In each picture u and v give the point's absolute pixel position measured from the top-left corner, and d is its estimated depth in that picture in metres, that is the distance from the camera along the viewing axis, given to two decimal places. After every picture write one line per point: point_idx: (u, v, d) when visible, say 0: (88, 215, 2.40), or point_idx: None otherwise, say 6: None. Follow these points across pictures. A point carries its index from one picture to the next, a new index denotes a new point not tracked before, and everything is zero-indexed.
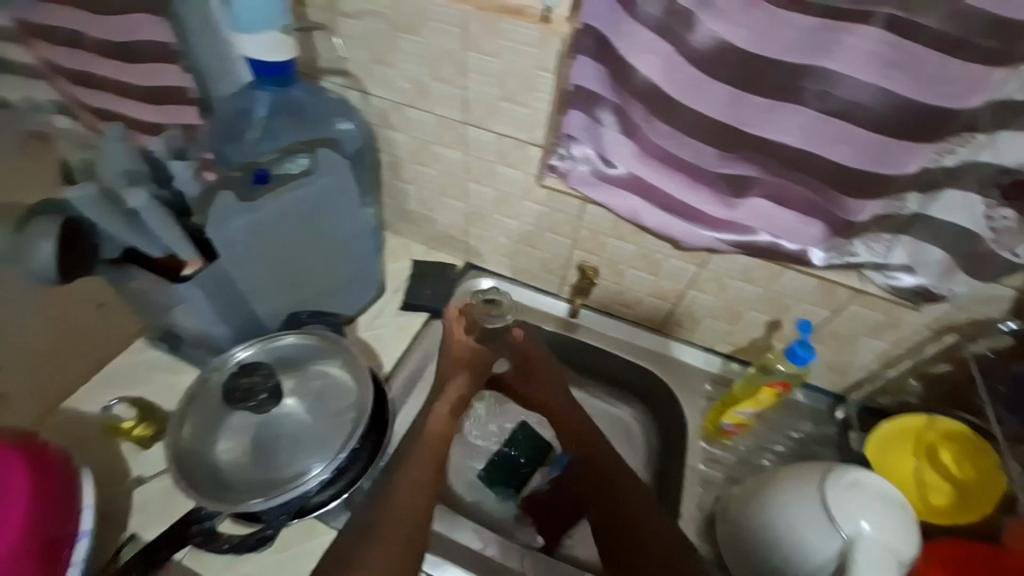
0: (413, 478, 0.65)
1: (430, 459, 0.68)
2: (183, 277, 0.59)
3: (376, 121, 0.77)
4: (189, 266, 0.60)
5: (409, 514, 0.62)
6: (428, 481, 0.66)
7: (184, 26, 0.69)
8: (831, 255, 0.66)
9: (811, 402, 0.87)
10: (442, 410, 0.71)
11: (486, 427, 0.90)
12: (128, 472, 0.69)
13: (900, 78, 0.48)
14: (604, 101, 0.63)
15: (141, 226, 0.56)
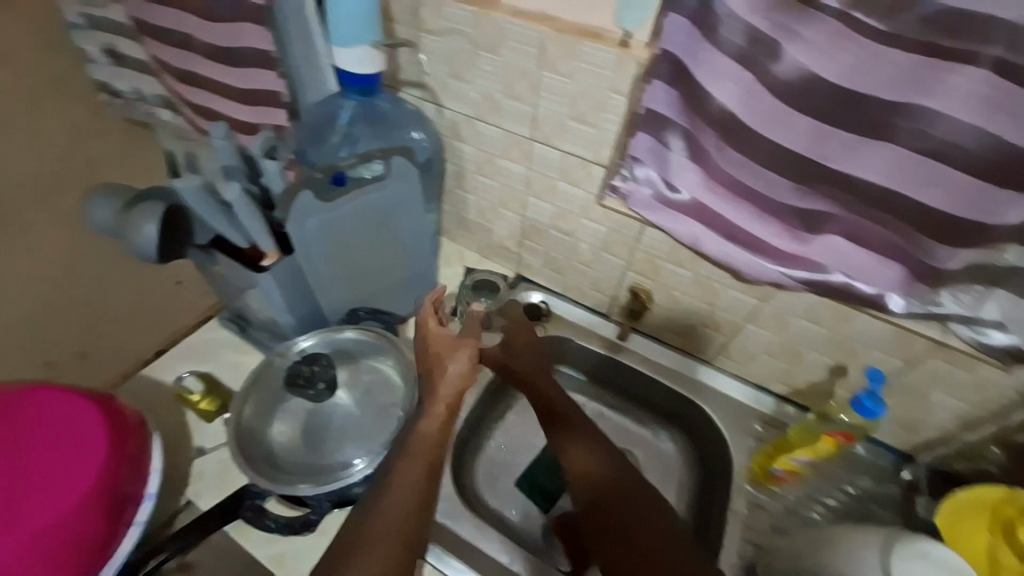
0: (404, 486, 0.57)
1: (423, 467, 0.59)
2: (262, 267, 0.64)
3: (446, 133, 0.80)
4: (268, 258, 0.65)
5: (400, 531, 0.55)
6: (420, 490, 0.58)
7: (283, 33, 0.72)
8: (912, 303, 0.61)
9: (873, 457, 0.81)
10: (437, 410, 0.64)
11: (516, 438, 0.91)
12: (191, 441, 0.74)
13: (1006, 123, 0.45)
14: (674, 125, 0.62)
15: (232, 216, 0.61)
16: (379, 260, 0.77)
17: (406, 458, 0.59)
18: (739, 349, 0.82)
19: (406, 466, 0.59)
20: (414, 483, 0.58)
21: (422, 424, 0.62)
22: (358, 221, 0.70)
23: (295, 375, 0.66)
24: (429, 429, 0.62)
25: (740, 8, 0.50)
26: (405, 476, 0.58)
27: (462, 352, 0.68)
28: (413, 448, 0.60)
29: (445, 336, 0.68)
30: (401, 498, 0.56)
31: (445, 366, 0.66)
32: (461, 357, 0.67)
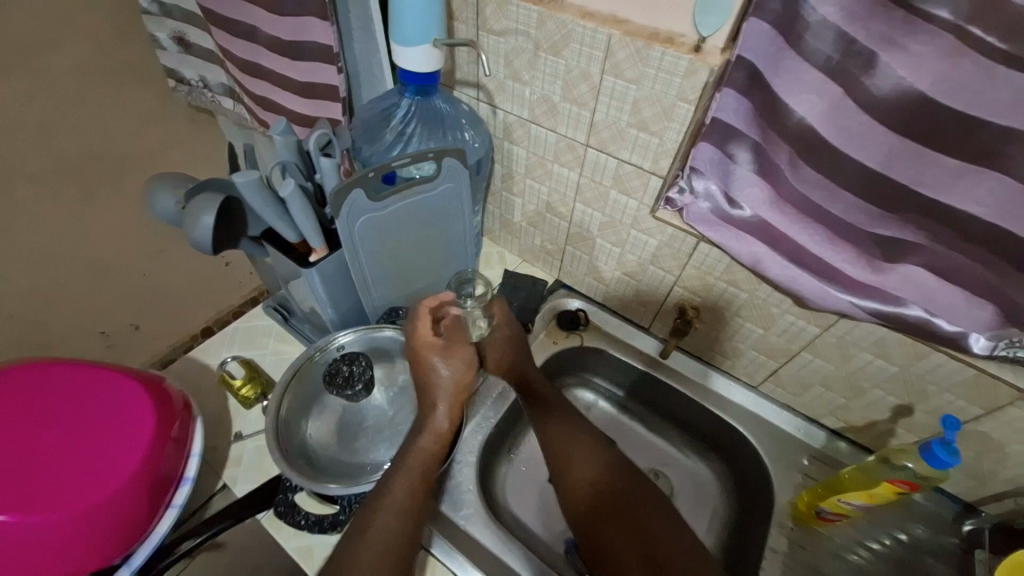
0: (399, 499, 0.59)
1: (416, 484, 0.60)
2: (310, 263, 0.64)
3: (499, 135, 0.79)
4: (315, 253, 0.65)
5: (390, 544, 0.56)
6: (412, 505, 0.59)
7: (348, 29, 0.73)
8: (998, 345, 0.55)
9: (931, 504, 0.74)
10: (438, 426, 0.65)
11: None
12: (230, 427, 0.76)
13: None
14: (743, 137, 0.59)
15: (286, 211, 0.60)
16: (420, 259, 0.77)
17: (400, 473, 0.61)
18: (791, 377, 0.77)
19: (399, 482, 0.60)
20: (404, 499, 0.59)
21: (421, 439, 0.64)
22: (403, 220, 0.70)
23: (335, 374, 0.66)
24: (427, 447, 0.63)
25: (833, 15, 0.46)
26: (395, 493, 0.59)
27: (455, 359, 0.69)
28: (408, 463, 0.62)
29: (435, 343, 0.68)
30: (393, 513, 0.58)
31: (436, 374, 0.67)
32: (454, 363, 0.68)
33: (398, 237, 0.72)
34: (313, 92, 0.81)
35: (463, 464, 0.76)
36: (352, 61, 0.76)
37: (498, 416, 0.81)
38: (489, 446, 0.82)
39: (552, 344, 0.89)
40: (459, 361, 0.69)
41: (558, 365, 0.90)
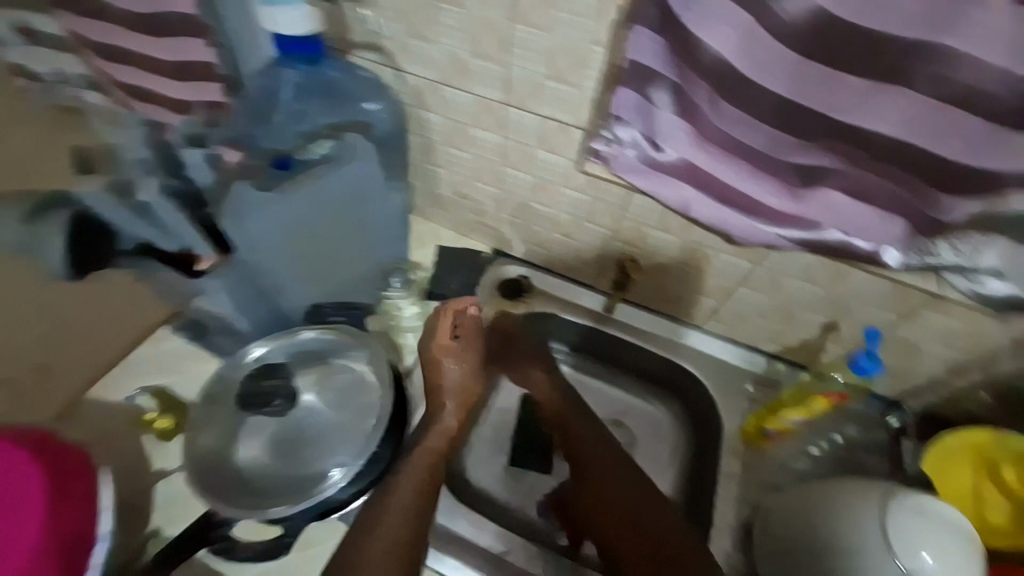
0: (398, 504, 0.59)
1: (419, 482, 0.61)
2: (198, 272, 0.63)
3: (409, 101, 0.71)
4: (203, 261, 0.63)
5: (398, 544, 0.57)
6: (414, 506, 0.60)
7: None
8: (910, 255, 0.58)
9: (862, 407, 0.78)
10: (448, 424, 0.68)
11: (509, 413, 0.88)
12: (152, 464, 0.69)
13: None
14: (660, 78, 0.56)
15: (155, 221, 0.61)
16: (341, 251, 0.71)
17: (404, 471, 0.62)
18: (730, 313, 0.79)
19: (404, 481, 0.61)
20: (409, 502, 0.60)
21: (430, 437, 0.67)
22: (309, 210, 0.65)
23: (249, 394, 0.62)
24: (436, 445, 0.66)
25: None
26: (400, 496, 0.60)
27: (467, 361, 0.72)
28: (413, 461, 0.63)
29: (449, 344, 0.72)
30: (396, 513, 0.59)
31: (445, 378, 0.71)
32: (465, 365, 0.72)
33: (312, 231, 0.66)
34: (183, 73, 0.68)
35: None
36: (230, 33, 0.66)
37: None
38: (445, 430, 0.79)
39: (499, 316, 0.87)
40: (473, 358, 0.73)
41: None
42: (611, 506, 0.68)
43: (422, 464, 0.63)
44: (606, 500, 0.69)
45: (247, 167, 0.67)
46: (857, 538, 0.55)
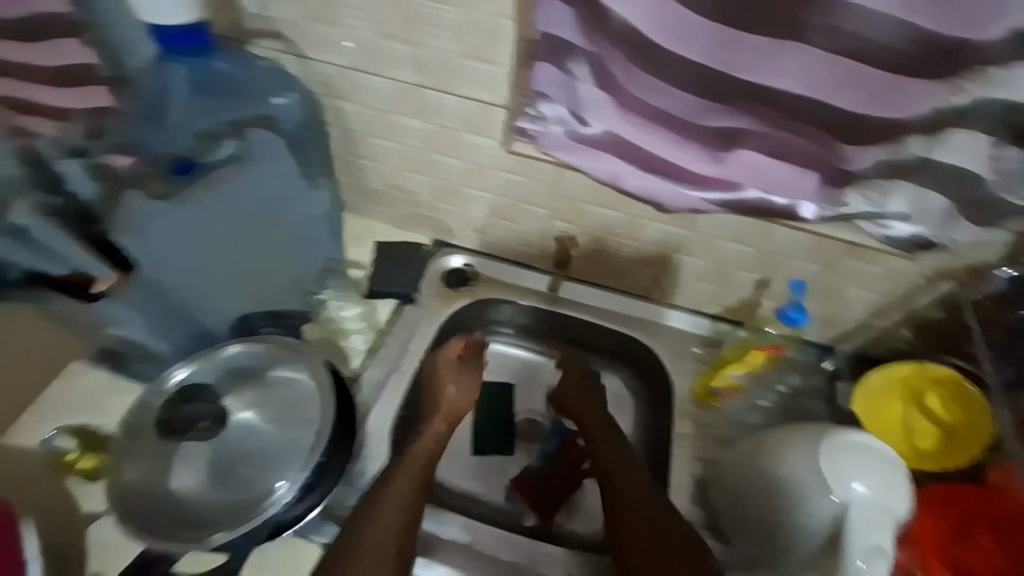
0: (392, 505, 0.60)
1: (411, 484, 0.62)
2: (93, 294, 0.59)
3: (320, 90, 0.67)
4: (99, 283, 0.59)
5: (391, 548, 0.58)
6: (407, 510, 0.60)
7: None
8: (824, 208, 0.60)
9: (801, 355, 0.80)
10: (438, 427, 0.69)
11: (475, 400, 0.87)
12: (82, 509, 0.63)
13: (929, 14, 0.43)
14: (576, 51, 0.56)
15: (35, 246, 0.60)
16: (261, 258, 0.66)
17: (396, 475, 0.63)
18: (671, 280, 0.80)
19: (396, 484, 0.62)
20: (403, 502, 0.61)
21: (422, 441, 0.67)
22: (220, 217, 0.60)
23: (173, 419, 0.58)
24: (427, 447, 0.66)
25: None
26: (394, 497, 0.61)
27: (467, 383, 0.73)
28: (406, 464, 0.64)
29: (452, 365, 0.73)
30: (388, 518, 0.59)
31: (442, 396, 0.71)
32: (463, 386, 0.73)
33: (223, 239, 0.62)
34: (62, 79, 0.62)
35: (374, 459, 0.69)
36: (106, 30, 0.61)
37: (395, 400, 0.73)
38: None
39: (445, 308, 0.83)
40: (470, 377, 0.73)
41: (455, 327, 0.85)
42: (616, 491, 0.66)
43: (414, 466, 0.64)
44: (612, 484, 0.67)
45: (142, 172, 0.61)
46: (795, 478, 0.57)
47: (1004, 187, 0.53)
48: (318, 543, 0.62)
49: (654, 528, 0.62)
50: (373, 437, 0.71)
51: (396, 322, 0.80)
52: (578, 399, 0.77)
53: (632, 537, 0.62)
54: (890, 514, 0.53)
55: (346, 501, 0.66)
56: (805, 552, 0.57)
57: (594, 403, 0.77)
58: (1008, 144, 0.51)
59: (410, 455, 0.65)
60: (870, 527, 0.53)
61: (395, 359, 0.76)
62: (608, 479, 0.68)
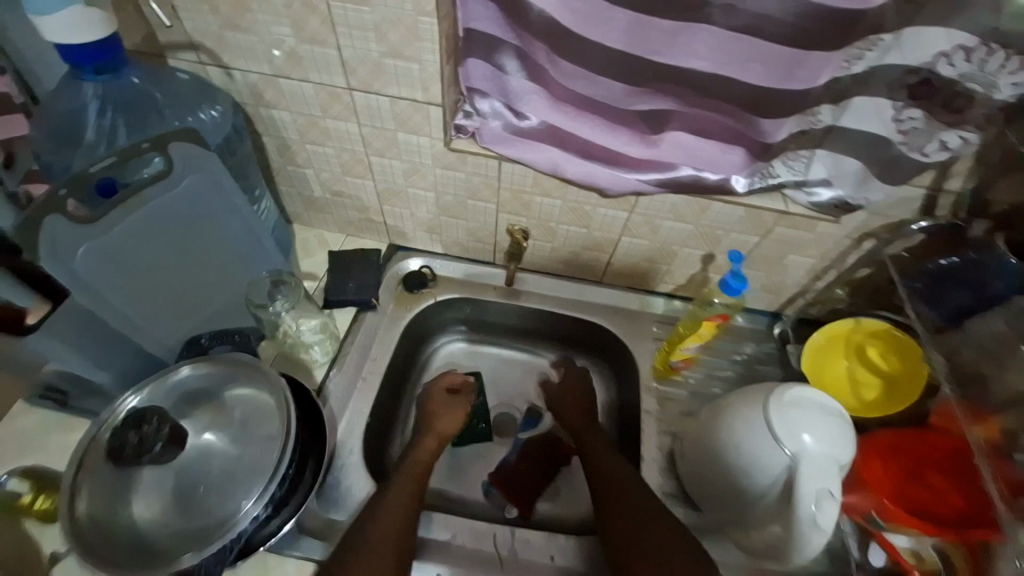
0: (393, 507, 0.61)
1: (409, 492, 0.64)
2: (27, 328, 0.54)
3: (249, 100, 0.67)
4: (31, 316, 0.55)
5: (390, 545, 0.58)
6: (409, 513, 0.62)
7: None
8: (753, 179, 0.64)
9: (750, 324, 0.85)
10: (431, 441, 0.72)
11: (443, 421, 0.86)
12: (40, 551, 0.61)
13: None
14: (504, 45, 0.58)
15: None
16: (198, 277, 0.64)
17: (394, 483, 0.65)
18: (621, 262, 0.83)
19: (394, 492, 0.63)
20: (403, 509, 0.61)
21: (419, 452, 0.70)
22: (142, 236, 0.56)
23: (116, 444, 0.47)
24: (423, 457, 0.70)
25: None
26: (393, 503, 0.62)
27: (458, 408, 0.78)
28: (405, 471, 0.67)
29: (444, 396, 0.79)
30: (391, 519, 0.60)
31: (437, 417, 0.76)
32: (452, 412, 0.77)
33: (144, 259, 0.57)
34: None
35: (348, 467, 0.69)
36: (16, 54, 0.61)
37: (367, 405, 0.75)
38: (372, 439, 0.76)
39: (403, 313, 0.84)
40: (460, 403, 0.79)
41: (416, 330, 0.86)
42: (609, 469, 0.68)
43: (412, 475, 0.66)
44: (604, 462, 0.69)
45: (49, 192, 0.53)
46: (746, 434, 0.57)
47: (913, 147, 0.56)
48: (290, 558, 0.61)
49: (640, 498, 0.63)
50: (344, 445, 0.71)
51: (356, 329, 0.79)
52: (567, 403, 0.81)
53: (628, 507, 0.63)
54: (838, 462, 0.53)
55: (341, 518, 0.65)
56: (766, 508, 0.56)
57: (582, 404, 0.80)
58: (907, 105, 0.54)
59: (411, 465, 0.68)
60: (822, 474, 0.52)
61: (357, 369, 0.77)
62: (597, 462, 0.70)
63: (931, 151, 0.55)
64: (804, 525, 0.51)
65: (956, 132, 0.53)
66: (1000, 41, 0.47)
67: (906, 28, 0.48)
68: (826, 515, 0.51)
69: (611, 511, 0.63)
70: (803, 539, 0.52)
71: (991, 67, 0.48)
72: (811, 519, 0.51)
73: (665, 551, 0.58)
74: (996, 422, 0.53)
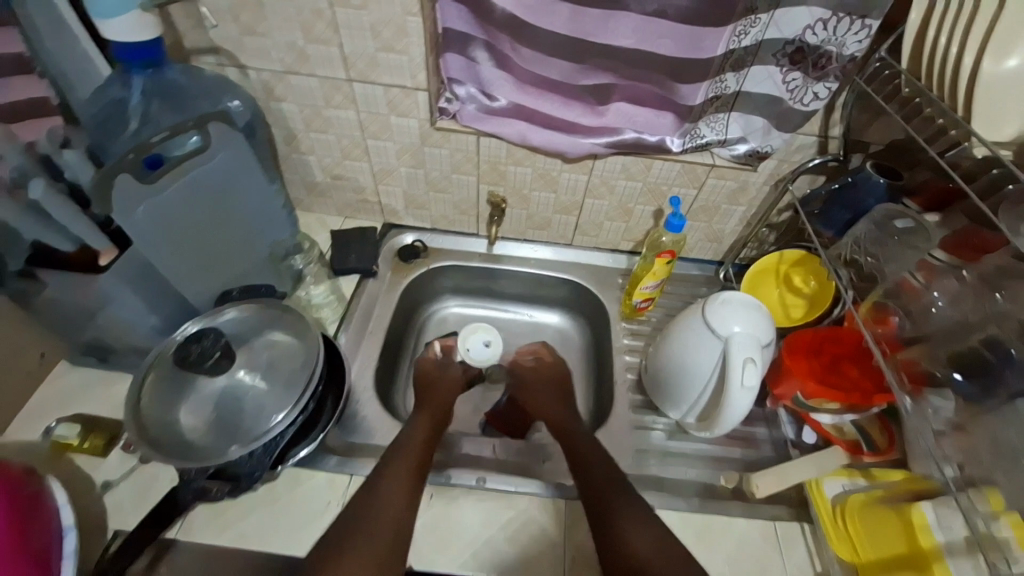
0: (391, 486, 0.64)
1: (410, 470, 0.66)
2: (103, 267, 0.65)
3: (261, 95, 0.80)
4: (105, 256, 0.66)
5: (388, 522, 0.60)
6: (408, 492, 0.64)
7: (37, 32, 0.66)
8: (686, 141, 0.79)
9: (701, 271, 0.99)
10: (424, 418, 0.75)
11: (406, 393, 0.93)
12: (92, 480, 0.68)
13: None
14: (474, 40, 0.73)
15: (46, 217, 0.62)
16: (231, 241, 0.77)
17: (393, 460, 0.67)
18: (588, 223, 0.95)
19: (393, 470, 0.65)
20: (404, 487, 0.64)
21: (416, 423, 0.74)
22: (190, 199, 0.69)
23: (182, 355, 0.64)
24: (418, 432, 0.72)
25: None
26: (394, 481, 0.64)
27: (449, 373, 0.86)
28: (403, 446, 0.69)
29: (433, 360, 0.88)
30: (392, 502, 0.62)
31: (436, 388, 0.82)
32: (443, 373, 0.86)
33: (191, 220, 0.71)
34: (20, 112, 0.66)
35: (362, 402, 0.80)
36: (52, 65, 0.69)
37: (373, 354, 0.85)
38: (381, 382, 0.87)
39: (400, 280, 0.95)
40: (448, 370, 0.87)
41: (412, 294, 0.98)
42: (598, 464, 0.69)
43: (411, 453, 0.68)
44: (587, 448, 0.72)
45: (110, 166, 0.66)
46: (690, 329, 0.71)
47: (798, 100, 0.72)
48: (321, 471, 0.71)
49: (640, 514, 0.62)
50: (358, 384, 0.82)
51: (360, 294, 0.90)
52: (563, 417, 0.80)
53: (620, 501, 0.64)
54: (760, 341, 0.67)
55: (363, 443, 0.76)
56: (707, 383, 0.71)
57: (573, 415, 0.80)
58: (790, 69, 0.69)
59: (408, 438, 0.70)
60: (747, 348, 0.66)
61: (363, 325, 0.88)
62: (584, 468, 0.69)
63: (810, 102, 0.71)
64: (734, 389, 0.65)
65: (823, 85, 0.69)
66: (844, 12, 0.62)
67: (776, 9, 0.64)
68: (750, 378, 0.65)
69: (609, 521, 0.62)
70: (735, 399, 0.65)
71: (841, 30, 0.64)
72: (740, 383, 0.65)
73: (669, 561, 0.57)
74: (891, 320, 0.63)
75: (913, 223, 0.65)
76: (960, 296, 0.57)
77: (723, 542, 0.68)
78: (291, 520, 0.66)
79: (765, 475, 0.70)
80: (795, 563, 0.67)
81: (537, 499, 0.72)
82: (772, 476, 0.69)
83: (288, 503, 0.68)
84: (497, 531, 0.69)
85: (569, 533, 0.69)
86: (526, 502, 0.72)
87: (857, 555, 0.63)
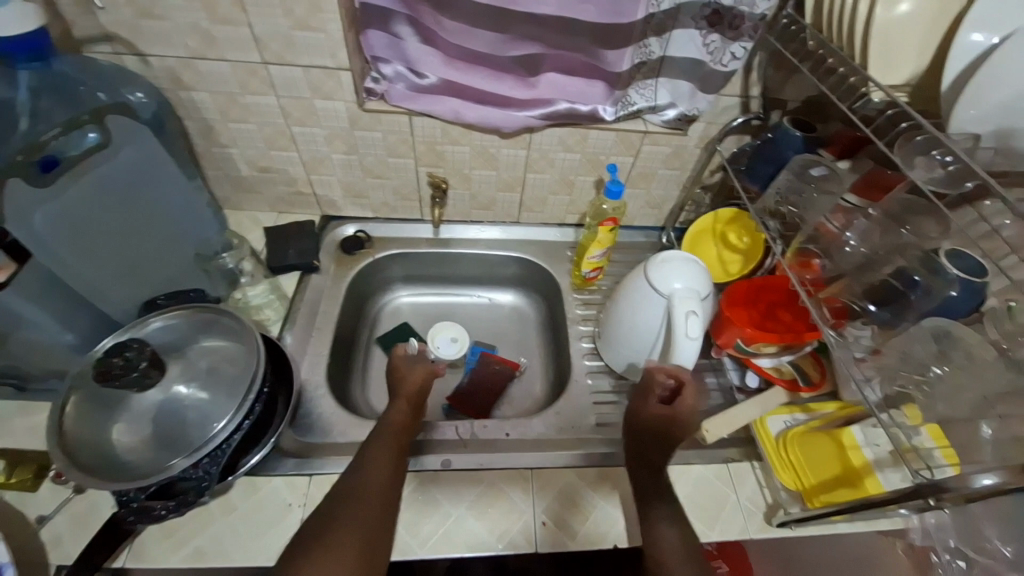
0: (374, 471, 0.62)
1: (391, 455, 0.65)
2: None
3: (168, 84, 0.74)
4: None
5: (374, 505, 0.58)
6: (392, 476, 0.62)
7: None
8: (618, 109, 0.80)
9: (645, 237, 1.02)
10: (402, 403, 0.73)
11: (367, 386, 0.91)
12: (25, 516, 0.62)
13: None
14: (394, 14, 0.70)
15: None
16: (149, 245, 0.73)
17: (372, 448, 0.65)
18: (532, 199, 0.95)
19: (374, 456, 0.64)
20: (386, 471, 0.62)
21: (395, 409, 0.71)
22: (95, 202, 0.64)
23: (104, 369, 0.59)
24: (397, 417, 0.70)
25: None
26: (375, 467, 0.62)
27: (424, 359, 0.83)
28: (381, 434, 0.67)
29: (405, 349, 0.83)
30: (375, 487, 0.60)
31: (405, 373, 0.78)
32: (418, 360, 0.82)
33: (100, 224, 0.66)
34: None
35: (317, 399, 0.78)
36: None
37: (323, 349, 0.83)
38: (335, 378, 0.84)
39: (345, 272, 0.92)
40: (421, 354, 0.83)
41: (359, 286, 0.95)
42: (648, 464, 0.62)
43: (391, 440, 0.67)
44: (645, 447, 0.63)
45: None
46: (635, 290, 0.74)
47: (717, 61, 0.74)
48: (278, 475, 0.68)
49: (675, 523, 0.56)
50: (311, 380, 0.79)
51: (303, 290, 0.87)
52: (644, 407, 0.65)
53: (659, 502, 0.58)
54: (699, 295, 0.70)
55: (321, 440, 0.73)
56: (654, 340, 0.74)
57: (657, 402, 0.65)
58: (709, 31, 0.72)
59: (388, 424, 0.69)
60: (688, 302, 0.68)
61: (310, 320, 0.85)
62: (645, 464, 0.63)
63: (729, 63, 0.74)
64: (680, 339, 0.67)
65: (739, 45, 0.72)
66: None
67: None
68: (694, 327, 0.67)
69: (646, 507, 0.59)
70: (682, 347, 0.66)
71: None
72: (684, 333, 0.67)
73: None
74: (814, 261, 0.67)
75: (828, 170, 0.68)
76: (868, 232, 0.63)
77: (685, 488, 0.72)
78: (250, 528, 0.64)
79: (714, 419, 0.73)
80: (748, 497, 0.71)
81: (509, 472, 0.73)
82: (720, 420, 0.72)
83: (247, 511, 0.65)
84: (465, 508, 0.69)
85: (540, 500, 0.71)
86: (496, 475, 0.73)
87: (801, 481, 0.67)
